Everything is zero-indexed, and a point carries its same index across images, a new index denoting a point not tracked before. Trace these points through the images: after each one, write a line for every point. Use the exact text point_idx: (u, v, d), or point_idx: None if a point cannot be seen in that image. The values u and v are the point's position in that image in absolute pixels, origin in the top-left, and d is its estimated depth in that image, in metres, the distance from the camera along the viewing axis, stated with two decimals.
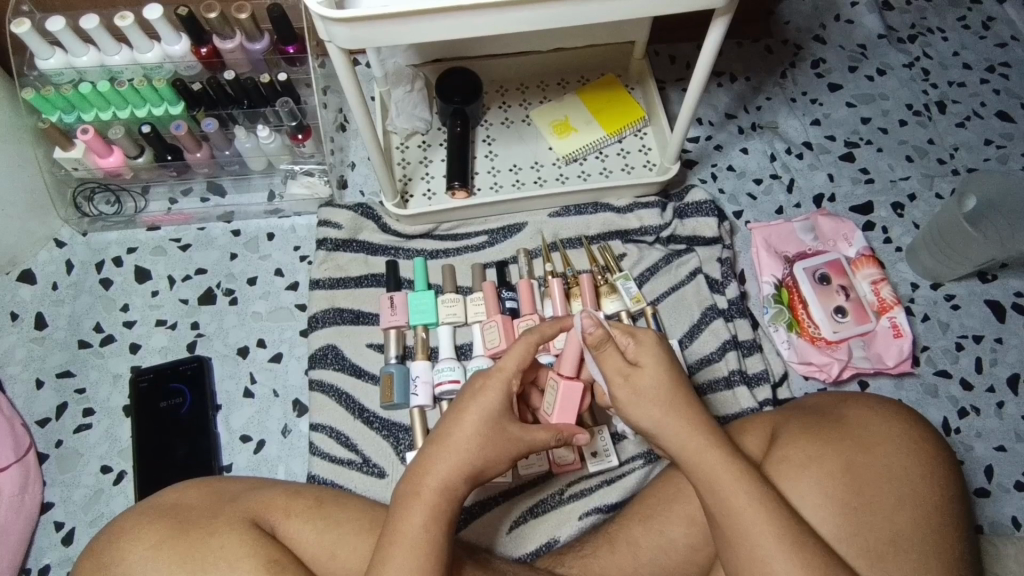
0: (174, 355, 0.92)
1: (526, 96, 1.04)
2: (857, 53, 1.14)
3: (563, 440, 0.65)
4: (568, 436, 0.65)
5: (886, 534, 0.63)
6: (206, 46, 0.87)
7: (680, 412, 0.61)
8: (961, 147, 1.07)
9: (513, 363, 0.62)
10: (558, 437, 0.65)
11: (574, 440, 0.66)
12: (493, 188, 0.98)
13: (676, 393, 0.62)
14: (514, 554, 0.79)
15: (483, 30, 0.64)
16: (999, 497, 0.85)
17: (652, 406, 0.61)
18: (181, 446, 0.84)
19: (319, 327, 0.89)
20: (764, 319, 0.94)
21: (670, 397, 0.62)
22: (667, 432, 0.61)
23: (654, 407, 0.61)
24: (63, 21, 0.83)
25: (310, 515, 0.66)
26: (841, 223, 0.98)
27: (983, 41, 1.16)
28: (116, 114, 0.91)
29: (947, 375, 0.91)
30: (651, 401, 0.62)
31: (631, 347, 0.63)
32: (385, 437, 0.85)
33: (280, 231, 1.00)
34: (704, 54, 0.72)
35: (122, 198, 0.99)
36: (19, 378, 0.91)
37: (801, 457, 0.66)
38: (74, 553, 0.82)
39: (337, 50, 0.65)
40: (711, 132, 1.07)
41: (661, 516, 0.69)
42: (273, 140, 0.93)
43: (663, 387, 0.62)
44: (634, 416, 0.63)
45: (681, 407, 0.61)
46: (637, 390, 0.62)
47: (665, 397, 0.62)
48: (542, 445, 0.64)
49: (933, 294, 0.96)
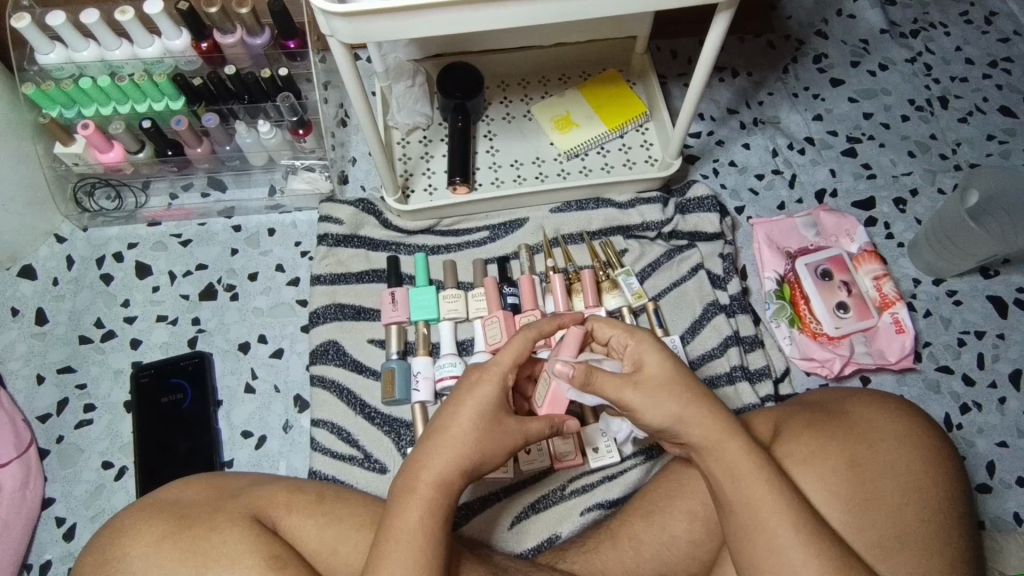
0: (175, 351, 0.92)
1: (526, 92, 1.03)
2: (859, 48, 1.14)
3: (556, 428, 0.65)
4: (560, 423, 0.65)
5: (891, 528, 0.62)
6: (206, 40, 0.87)
7: (695, 403, 0.61)
8: (963, 143, 1.07)
9: (509, 358, 0.62)
10: (551, 425, 0.65)
11: (565, 428, 0.66)
12: (493, 184, 0.98)
13: (688, 385, 0.62)
14: (515, 550, 0.79)
15: (485, 24, 0.63)
16: (1000, 493, 0.85)
17: (665, 399, 0.61)
18: (183, 441, 0.84)
19: (320, 323, 0.89)
20: (765, 315, 0.94)
21: (673, 389, 0.61)
22: (676, 426, 0.61)
23: (667, 401, 0.61)
24: (63, 15, 0.82)
25: (311, 510, 0.66)
26: (843, 218, 0.98)
27: (986, 36, 1.16)
28: (116, 109, 0.90)
29: (949, 371, 0.91)
30: (663, 396, 0.61)
31: (630, 347, 0.64)
32: (386, 432, 0.85)
33: (280, 226, 1.00)
34: (707, 50, 0.72)
35: (122, 193, 1.00)
36: (19, 374, 0.90)
37: (803, 452, 0.66)
38: (75, 549, 0.82)
39: (337, 45, 0.64)
40: (713, 127, 1.07)
41: (663, 512, 0.69)
42: (274, 135, 0.92)
43: (672, 379, 0.62)
44: (643, 412, 0.62)
45: (696, 399, 0.61)
46: (642, 389, 0.62)
47: (669, 390, 0.61)
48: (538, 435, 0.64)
49: (934, 290, 0.96)
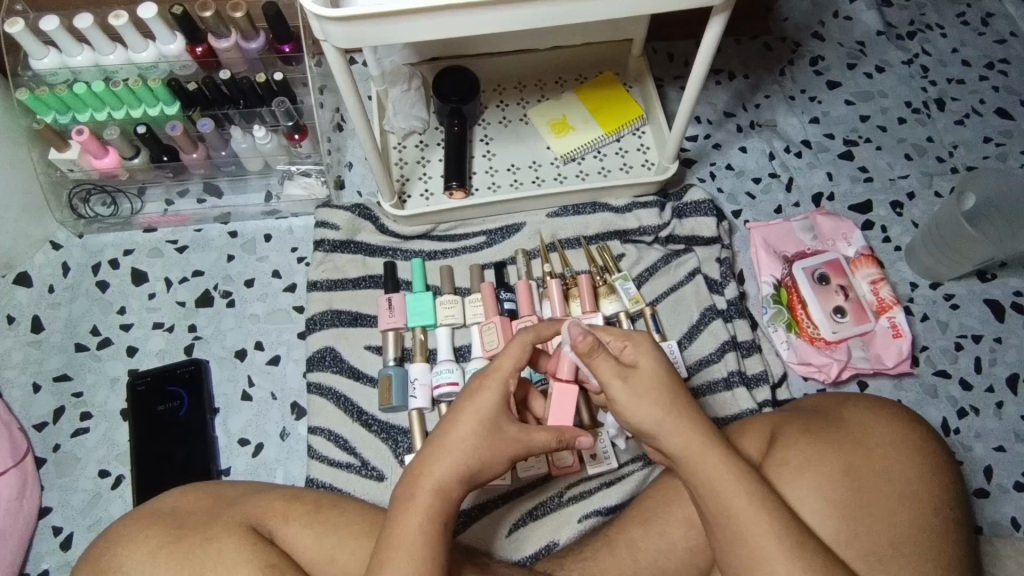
0: (171, 358, 0.92)
1: (523, 95, 1.03)
2: (855, 50, 1.14)
3: (565, 442, 0.65)
4: (570, 438, 0.65)
5: (885, 537, 0.62)
6: (200, 45, 0.87)
7: (679, 411, 0.61)
8: (960, 145, 1.07)
9: (510, 363, 0.62)
10: (559, 439, 0.64)
11: (575, 443, 0.65)
12: (491, 188, 0.98)
13: (678, 395, 0.61)
14: (514, 557, 0.78)
15: (479, 28, 0.63)
16: (998, 498, 0.85)
17: (653, 405, 0.61)
18: (180, 449, 0.84)
19: (318, 329, 0.89)
20: (763, 319, 0.93)
21: (663, 396, 0.61)
22: (666, 429, 0.61)
23: (653, 404, 0.61)
24: (57, 20, 0.82)
25: (308, 519, 0.66)
26: (840, 222, 0.98)
27: (982, 38, 1.16)
28: (110, 114, 0.90)
29: (946, 375, 0.91)
30: (649, 398, 0.61)
31: (628, 348, 0.63)
32: (383, 440, 0.85)
33: (277, 232, 0.99)
34: (703, 52, 0.72)
35: (117, 199, 0.98)
36: (16, 382, 0.90)
37: (798, 460, 0.66)
38: (73, 558, 0.82)
39: (331, 49, 0.64)
40: (709, 130, 1.07)
41: (661, 518, 0.69)
42: (269, 139, 0.92)
43: (661, 387, 0.61)
44: (629, 412, 0.61)
45: (678, 407, 0.61)
46: (636, 390, 0.61)
47: (652, 393, 0.61)
48: (543, 447, 0.64)
49: (932, 293, 0.96)
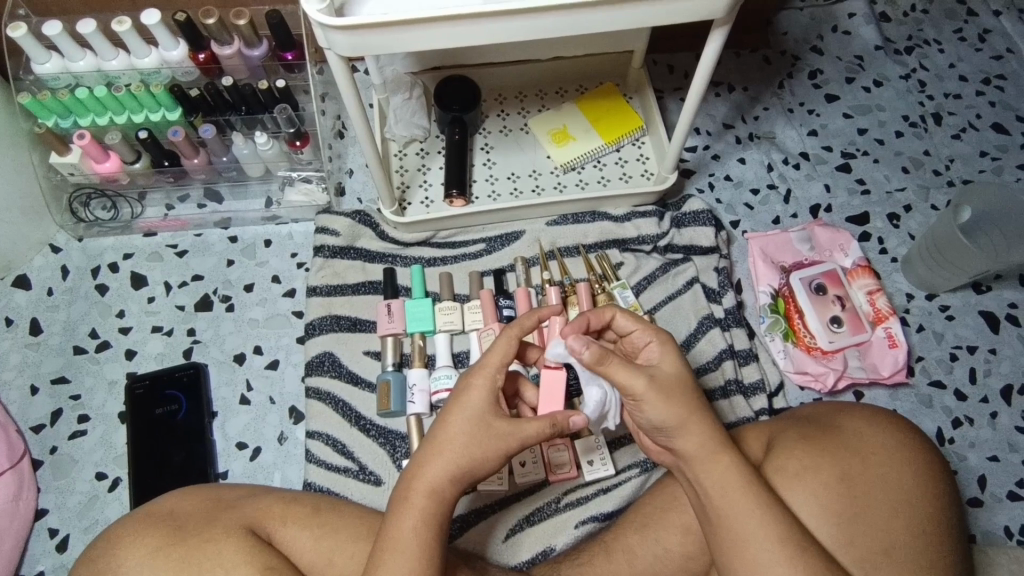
0: (169, 362, 0.92)
1: (524, 105, 1.04)
2: (854, 64, 1.15)
3: (559, 427, 0.61)
4: (563, 421, 0.61)
5: (881, 542, 0.63)
6: (202, 52, 0.88)
7: (697, 413, 0.61)
8: (957, 159, 1.08)
9: (497, 358, 0.61)
10: (552, 425, 0.61)
11: (568, 425, 0.62)
12: (491, 197, 0.99)
13: (691, 394, 0.61)
14: (509, 562, 0.78)
15: (482, 38, 0.64)
16: (992, 506, 0.85)
17: (679, 400, 0.60)
18: (178, 452, 0.84)
19: (317, 334, 0.89)
20: (759, 328, 0.94)
21: (683, 395, 0.61)
22: (679, 428, 0.61)
23: (679, 399, 0.60)
24: (60, 25, 0.83)
25: (307, 522, 0.66)
26: (837, 234, 0.99)
27: (979, 54, 1.17)
28: (111, 119, 0.90)
29: (941, 386, 0.92)
30: (676, 398, 0.60)
31: (654, 345, 0.64)
32: (381, 445, 0.85)
33: (277, 237, 1.00)
34: (703, 66, 0.73)
35: (117, 203, 0.99)
36: (13, 384, 0.90)
37: (795, 467, 0.67)
38: (68, 560, 0.82)
39: (336, 57, 0.65)
40: (708, 142, 1.08)
41: (658, 524, 0.69)
42: (271, 146, 0.93)
43: (680, 384, 0.61)
44: (650, 408, 0.60)
45: (696, 407, 0.61)
46: (663, 390, 0.60)
47: (676, 391, 0.61)
48: (536, 438, 0.61)
49: (927, 305, 0.97)
